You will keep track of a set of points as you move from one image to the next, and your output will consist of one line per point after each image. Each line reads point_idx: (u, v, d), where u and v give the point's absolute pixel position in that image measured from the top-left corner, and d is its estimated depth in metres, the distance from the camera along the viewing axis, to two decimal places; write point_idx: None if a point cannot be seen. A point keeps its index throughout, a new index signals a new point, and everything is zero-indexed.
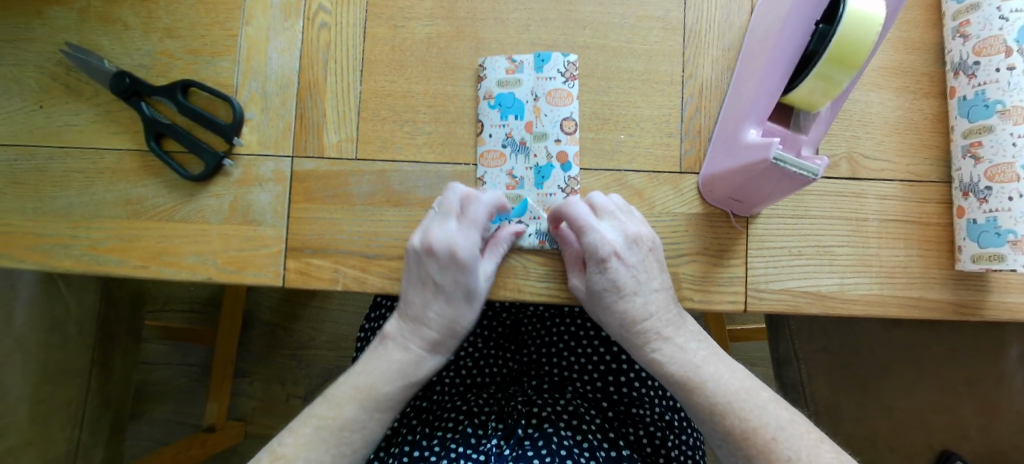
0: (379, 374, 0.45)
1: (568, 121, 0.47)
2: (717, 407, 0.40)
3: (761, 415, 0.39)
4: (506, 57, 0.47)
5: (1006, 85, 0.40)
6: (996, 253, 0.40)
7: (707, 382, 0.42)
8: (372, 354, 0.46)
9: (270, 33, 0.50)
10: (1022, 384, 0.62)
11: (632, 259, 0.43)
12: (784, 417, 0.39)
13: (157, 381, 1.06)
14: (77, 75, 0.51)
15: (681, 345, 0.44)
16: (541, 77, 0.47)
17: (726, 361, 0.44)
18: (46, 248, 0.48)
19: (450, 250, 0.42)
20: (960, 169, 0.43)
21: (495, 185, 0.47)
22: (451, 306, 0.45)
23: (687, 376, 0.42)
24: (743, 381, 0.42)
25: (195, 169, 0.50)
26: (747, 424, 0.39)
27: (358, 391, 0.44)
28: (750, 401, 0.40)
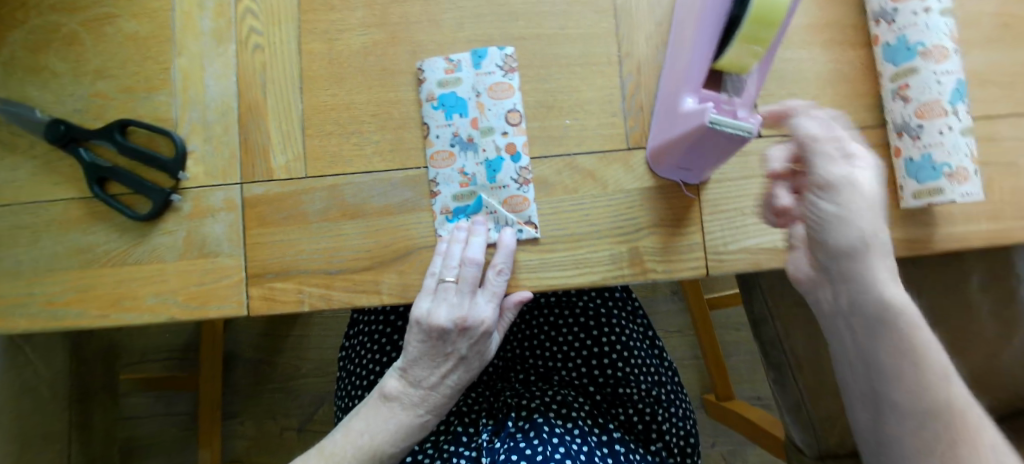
0: (381, 435, 0.47)
1: (513, 114, 0.47)
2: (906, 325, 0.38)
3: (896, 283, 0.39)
4: (443, 58, 0.48)
5: (924, 26, 0.41)
6: (935, 187, 0.41)
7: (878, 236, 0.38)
8: (372, 412, 0.48)
9: (204, 62, 0.49)
10: (988, 311, 0.65)
11: None
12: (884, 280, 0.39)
13: (145, 433, 1.04)
14: (10, 129, 0.50)
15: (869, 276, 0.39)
16: (479, 73, 0.47)
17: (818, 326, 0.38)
18: (2, 311, 0.47)
19: (483, 329, 0.46)
20: (892, 111, 0.45)
21: (448, 184, 0.47)
22: (469, 366, 0.49)
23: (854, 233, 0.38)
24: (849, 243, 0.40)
25: (144, 208, 0.49)
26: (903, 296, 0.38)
27: (360, 450, 0.46)
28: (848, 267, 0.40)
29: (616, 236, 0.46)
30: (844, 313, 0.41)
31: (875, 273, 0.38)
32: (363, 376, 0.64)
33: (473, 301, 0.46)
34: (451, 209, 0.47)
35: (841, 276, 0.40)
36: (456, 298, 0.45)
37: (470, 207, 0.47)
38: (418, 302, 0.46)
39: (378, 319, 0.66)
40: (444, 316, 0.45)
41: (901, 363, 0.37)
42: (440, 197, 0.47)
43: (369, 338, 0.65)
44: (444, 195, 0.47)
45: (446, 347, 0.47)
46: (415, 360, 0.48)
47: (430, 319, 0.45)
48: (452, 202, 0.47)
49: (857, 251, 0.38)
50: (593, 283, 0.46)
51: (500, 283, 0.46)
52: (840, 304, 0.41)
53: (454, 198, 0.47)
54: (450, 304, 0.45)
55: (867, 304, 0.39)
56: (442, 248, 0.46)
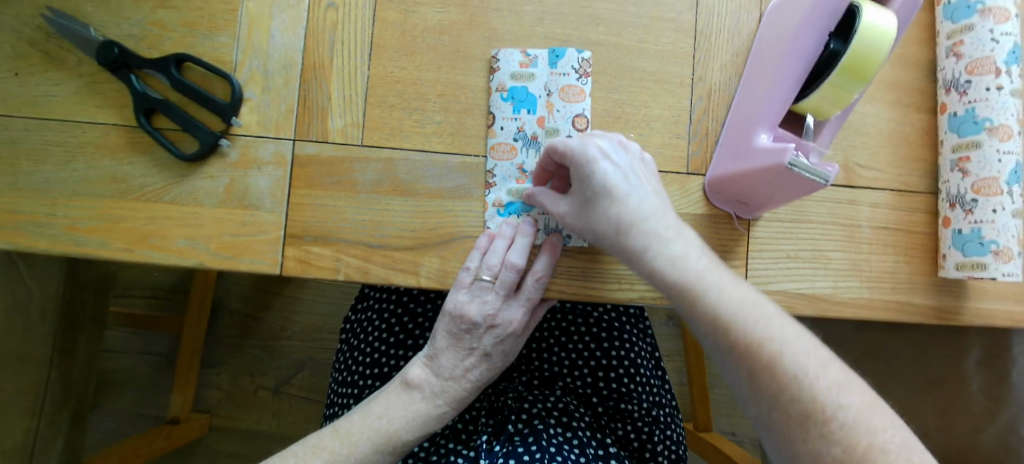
0: (400, 420, 0.46)
1: (580, 118, 0.47)
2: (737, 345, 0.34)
3: (768, 327, 0.34)
4: (520, 51, 0.47)
5: (995, 103, 0.42)
6: (979, 262, 0.43)
7: (708, 291, 0.37)
8: (393, 397, 0.47)
9: (273, 10, 0.48)
10: (979, 387, 0.66)
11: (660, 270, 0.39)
12: (790, 333, 0.34)
13: (117, 371, 1.01)
14: (58, 42, 0.47)
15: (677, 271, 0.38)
16: (552, 74, 0.47)
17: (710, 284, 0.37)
18: (21, 227, 0.45)
19: (509, 328, 0.47)
20: (948, 181, 0.46)
21: (505, 178, 0.46)
22: (494, 366, 0.49)
23: (688, 287, 0.37)
24: (751, 295, 0.36)
25: (188, 148, 0.47)
26: (750, 335, 0.34)
27: (378, 433, 0.45)
28: (758, 310, 0.35)
29: None
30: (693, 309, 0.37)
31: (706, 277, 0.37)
32: (366, 353, 0.63)
33: (506, 301, 0.46)
34: (504, 203, 0.46)
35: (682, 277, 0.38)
36: (492, 297, 0.45)
37: (523, 204, 0.47)
38: (454, 293, 0.45)
39: (389, 297, 0.65)
40: (478, 311, 0.46)
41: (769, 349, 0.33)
42: (494, 189, 0.46)
43: (379, 315, 0.64)
44: (499, 188, 0.47)
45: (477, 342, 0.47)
46: (443, 353, 0.48)
47: (465, 313, 0.45)
48: (506, 196, 0.46)
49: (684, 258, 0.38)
50: (630, 299, 0.46)
51: (534, 287, 0.45)
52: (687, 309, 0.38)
53: (508, 192, 0.46)
54: (481, 302, 0.45)
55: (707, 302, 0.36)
56: (482, 243, 0.45)
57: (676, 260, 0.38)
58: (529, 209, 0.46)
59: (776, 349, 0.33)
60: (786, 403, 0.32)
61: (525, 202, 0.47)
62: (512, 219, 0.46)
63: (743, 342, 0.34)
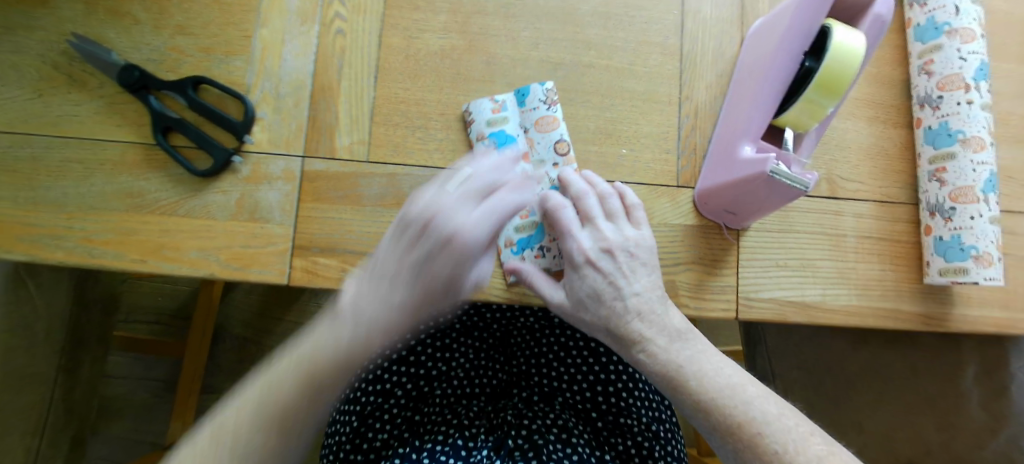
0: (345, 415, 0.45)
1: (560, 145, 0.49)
2: (705, 403, 0.43)
3: (745, 411, 0.41)
4: (489, 99, 0.49)
5: (966, 117, 0.45)
6: (961, 266, 0.44)
7: (689, 380, 0.43)
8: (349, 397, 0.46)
9: (286, 37, 0.51)
10: (977, 402, 0.67)
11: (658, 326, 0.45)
12: (753, 394, 0.43)
13: (116, 395, 1.01)
14: (82, 65, 0.51)
15: (665, 345, 0.44)
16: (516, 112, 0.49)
17: (708, 353, 0.45)
18: (38, 240, 0.47)
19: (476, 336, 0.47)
20: (926, 191, 0.48)
21: None
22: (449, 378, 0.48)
23: (673, 377, 0.44)
24: (732, 377, 0.44)
25: (203, 165, 0.50)
26: (732, 420, 0.41)
27: (298, 363, 0.42)
28: (733, 397, 0.42)
29: None
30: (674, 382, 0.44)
31: (691, 352, 0.45)
32: (368, 368, 0.63)
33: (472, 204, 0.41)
34: (514, 241, 0.48)
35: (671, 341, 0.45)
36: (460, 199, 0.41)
37: (533, 237, 0.48)
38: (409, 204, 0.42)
39: None
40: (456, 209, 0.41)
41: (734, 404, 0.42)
42: (501, 232, 0.49)
43: None
44: (505, 228, 0.48)
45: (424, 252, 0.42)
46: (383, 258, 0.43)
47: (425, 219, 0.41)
48: (515, 234, 0.48)
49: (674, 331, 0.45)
50: None
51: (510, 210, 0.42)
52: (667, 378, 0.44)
53: (515, 230, 0.48)
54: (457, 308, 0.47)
55: (689, 371, 0.44)
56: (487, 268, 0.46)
57: (657, 350, 0.44)
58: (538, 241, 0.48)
59: (745, 405, 0.42)
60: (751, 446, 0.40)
61: (532, 235, 0.48)
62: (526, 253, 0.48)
63: (726, 427, 0.42)
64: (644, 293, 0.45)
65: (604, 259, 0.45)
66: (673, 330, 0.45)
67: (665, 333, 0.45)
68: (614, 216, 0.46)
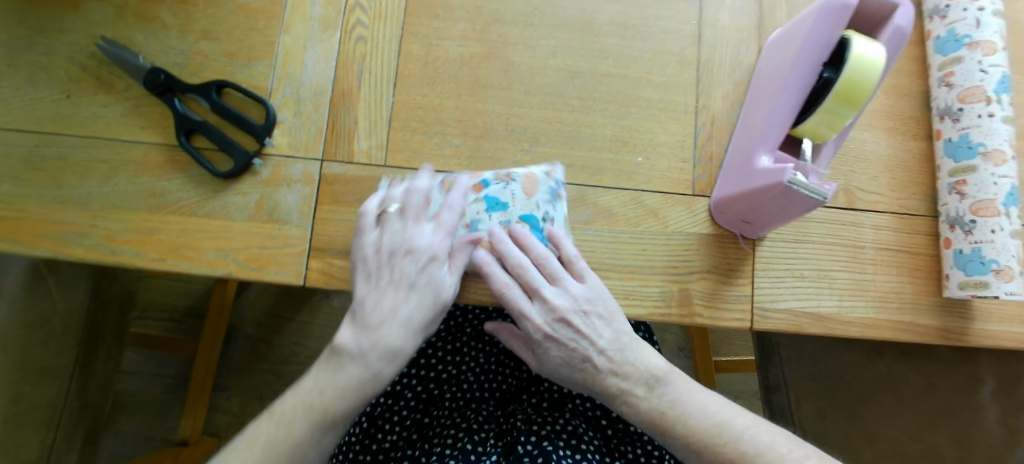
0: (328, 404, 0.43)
1: (529, 188, 0.47)
2: (693, 445, 0.43)
3: (737, 446, 0.42)
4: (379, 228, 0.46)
5: (987, 129, 0.45)
6: (982, 280, 0.44)
7: (675, 424, 0.43)
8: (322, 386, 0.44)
9: (308, 43, 0.52)
10: (994, 418, 0.65)
11: (635, 373, 0.45)
12: (745, 425, 0.43)
13: (128, 392, 1.02)
14: (110, 68, 0.52)
15: (644, 393, 0.44)
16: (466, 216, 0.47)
17: (691, 390, 0.45)
18: (62, 237, 0.48)
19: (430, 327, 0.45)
20: (946, 203, 0.47)
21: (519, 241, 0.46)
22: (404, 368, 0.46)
23: (657, 422, 0.44)
24: (718, 414, 0.44)
25: (223, 166, 0.50)
26: (723, 458, 0.42)
27: (309, 409, 0.42)
28: (722, 434, 0.42)
29: (669, 274, 0.48)
30: (660, 429, 0.44)
31: (676, 394, 0.45)
32: None
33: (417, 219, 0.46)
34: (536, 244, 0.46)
35: (652, 387, 0.45)
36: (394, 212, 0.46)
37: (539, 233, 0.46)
38: (360, 238, 0.45)
39: None
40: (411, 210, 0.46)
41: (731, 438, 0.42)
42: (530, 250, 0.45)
43: None
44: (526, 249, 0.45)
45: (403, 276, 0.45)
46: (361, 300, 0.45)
47: (393, 242, 0.45)
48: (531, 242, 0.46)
49: (652, 376, 0.45)
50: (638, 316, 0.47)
51: (454, 217, 0.46)
52: (653, 425, 0.44)
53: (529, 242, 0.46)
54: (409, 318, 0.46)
55: (673, 418, 0.44)
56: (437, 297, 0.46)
57: (641, 395, 0.44)
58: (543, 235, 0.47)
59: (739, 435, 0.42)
60: None
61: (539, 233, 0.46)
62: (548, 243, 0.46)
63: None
64: (613, 344, 0.45)
65: (561, 328, 0.45)
66: (651, 378, 0.45)
67: (641, 381, 0.45)
68: (556, 279, 0.45)
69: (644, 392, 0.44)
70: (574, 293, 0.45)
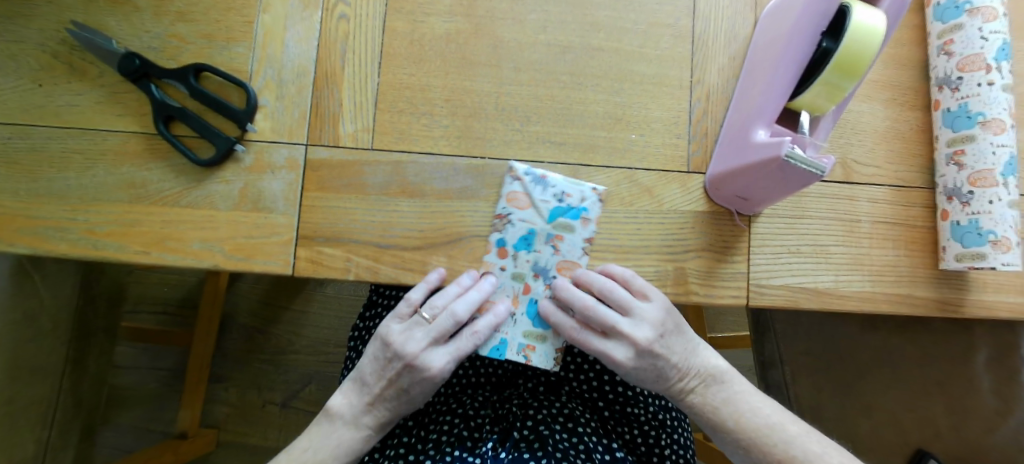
0: (321, 451, 0.48)
1: (523, 201, 0.47)
2: (743, 443, 0.47)
3: (785, 449, 0.45)
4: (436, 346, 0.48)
5: (987, 99, 0.44)
6: (978, 252, 0.44)
7: (727, 421, 0.47)
8: (316, 429, 0.50)
9: (288, 22, 0.50)
10: (988, 385, 0.66)
11: (684, 369, 0.48)
12: (792, 431, 0.46)
13: (124, 386, 1.01)
14: (81, 54, 0.50)
15: (701, 391, 0.48)
16: (516, 289, 0.48)
17: (747, 392, 0.48)
18: (41, 231, 0.46)
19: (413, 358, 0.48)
20: (944, 175, 0.47)
21: (575, 241, 0.48)
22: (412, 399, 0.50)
23: (712, 419, 0.48)
24: (770, 417, 0.47)
25: (205, 154, 0.49)
26: (771, 458, 0.45)
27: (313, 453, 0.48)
28: (774, 436, 0.46)
29: (664, 254, 0.48)
30: (716, 423, 0.48)
31: (729, 393, 0.48)
32: None
33: (430, 345, 0.48)
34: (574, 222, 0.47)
35: (705, 386, 0.48)
36: (421, 334, 0.48)
37: (570, 215, 0.47)
38: (388, 321, 0.49)
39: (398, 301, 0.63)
40: (424, 351, 0.48)
41: (775, 444, 0.46)
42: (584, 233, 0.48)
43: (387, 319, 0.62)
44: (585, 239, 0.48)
45: (393, 375, 0.48)
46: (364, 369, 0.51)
47: (405, 355, 0.48)
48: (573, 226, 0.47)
49: (709, 374, 0.48)
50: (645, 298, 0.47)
51: (468, 311, 0.46)
52: (706, 419, 0.49)
53: (574, 229, 0.48)
54: (408, 338, 0.48)
55: (727, 416, 0.47)
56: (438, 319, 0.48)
57: (699, 396, 0.48)
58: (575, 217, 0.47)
59: (783, 441, 0.46)
60: None
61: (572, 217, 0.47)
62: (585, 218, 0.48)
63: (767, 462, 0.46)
64: (683, 353, 0.48)
65: (647, 356, 0.47)
66: (705, 377, 0.48)
67: (701, 380, 0.48)
68: (631, 310, 0.46)
69: (699, 389, 0.48)
70: (652, 319, 0.46)
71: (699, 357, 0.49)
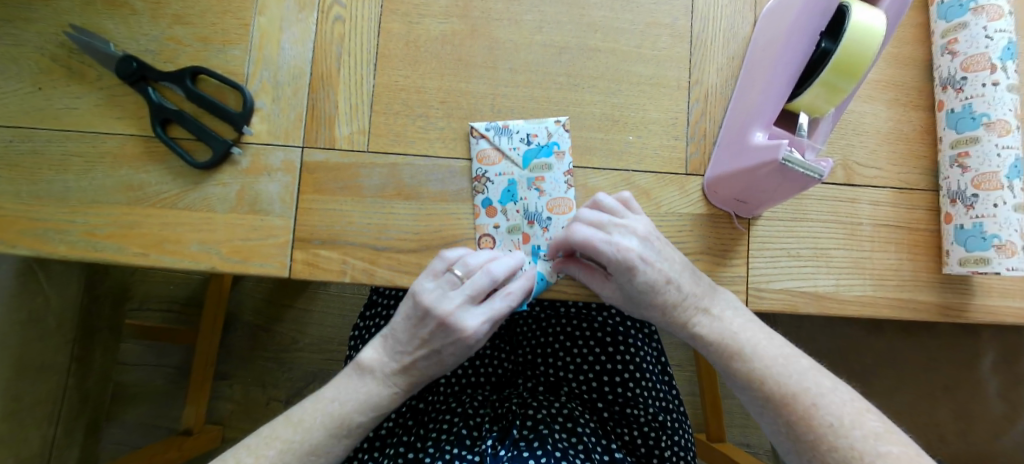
0: (352, 403, 0.46)
1: (494, 156, 0.48)
2: (756, 374, 0.42)
3: (800, 381, 0.41)
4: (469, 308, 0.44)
5: (991, 99, 0.43)
6: (982, 256, 0.43)
7: (743, 348, 0.43)
8: (345, 380, 0.47)
9: (283, 24, 0.50)
10: (996, 391, 0.64)
11: (694, 285, 0.44)
12: (806, 366, 0.43)
13: (131, 383, 1.03)
14: (80, 57, 0.50)
15: (717, 314, 0.44)
16: (516, 241, 0.47)
17: (761, 324, 0.45)
18: (41, 233, 0.47)
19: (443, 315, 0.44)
20: (948, 177, 0.46)
21: (556, 180, 0.48)
22: (443, 366, 0.47)
23: (728, 345, 0.44)
24: (784, 348, 0.44)
25: (202, 157, 0.49)
26: (785, 390, 0.41)
27: (330, 417, 0.45)
28: (788, 366, 0.42)
29: None
30: (728, 348, 0.44)
31: (744, 322, 0.44)
32: None
33: (467, 302, 0.44)
34: (548, 159, 0.48)
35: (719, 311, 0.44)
36: (457, 293, 0.44)
37: (542, 154, 0.48)
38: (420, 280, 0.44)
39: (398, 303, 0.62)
40: (462, 308, 0.44)
41: (789, 375, 0.42)
42: (560, 169, 0.48)
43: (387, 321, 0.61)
44: (563, 175, 0.48)
45: (427, 333, 0.45)
46: (397, 327, 0.47)
47: (443, 312, 0.44)
48: (546, 164, 0.48)
49: (721, 299, 0.45)
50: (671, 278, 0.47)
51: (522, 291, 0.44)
52: (718, 350, 0.44)
53: (549, 167, 0.48)
54: (443, 296, 0.44)
55: (739, 340, 0.44)
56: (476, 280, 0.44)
57: (712, 320, 0.44)
58: (547, 155, 0.48)
59: (797, 371, 0.42)
60: (802, 420, 0.40)
61: (543, 155, 0.48)
62: (556, 153, 0.48)
63: (779, 398, 0.41)
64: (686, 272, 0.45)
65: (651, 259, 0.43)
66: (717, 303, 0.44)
67: (716, 303, 0.44)
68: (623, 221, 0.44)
69: (710, 313, 0.44)
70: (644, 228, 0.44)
71: (711, 284, 0.45)
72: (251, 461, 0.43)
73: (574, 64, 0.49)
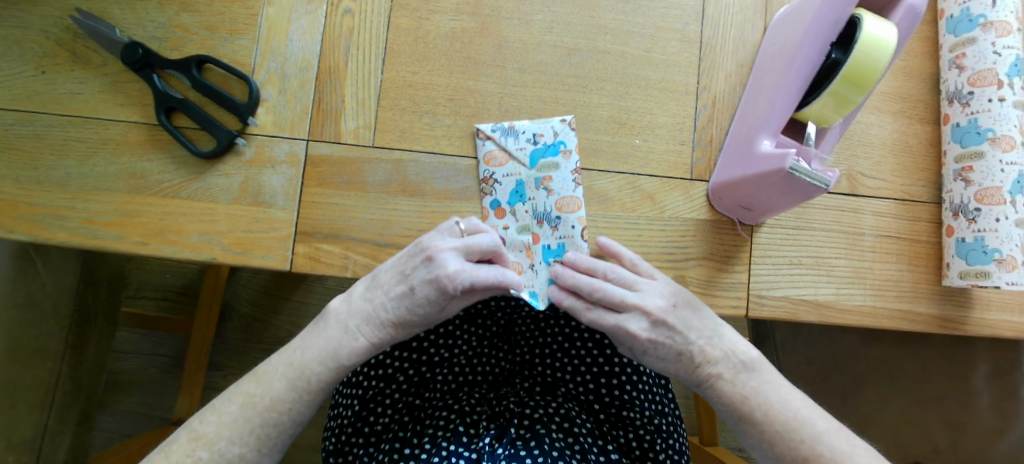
0: (312, 352, 0.45)
1: (501, 157, 0.48)
2: (767, 436, 0.42)
3: (813, 447, 0.41)
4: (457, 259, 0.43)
5: (997, 114, 0.43)
6: (983, 270, 0.43)
7: (755, 411, 0.43)
8: (310, 329, 0.47)
9: (292, 15, 0.49)
10: (988, 402, 0.64)
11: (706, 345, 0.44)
12: (822, 429, 0.42)
13: (124, 371, 1.02)
14: (86, 43, 0.49)
15: (731, 377, 0.44)
16: (526, 242, 0.47)
17: (776, 383, 0.44)
18: (40, 219, 0.46)
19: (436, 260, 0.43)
20: (951, 191, 0.46)
21: (564, 178, 0.47)
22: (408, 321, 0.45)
23: (738, 408, 0.44)
24: (801, 410, 0.43)
25: (206, 146, 0.49)
26: (796, 452, 0.41)
27: (289, 368, 0.44)
28: (802, 431, 0.42)
29: (664, 261, 0.47)
30: (738, 410, 0.44)
31: (757, 384, 0.44)
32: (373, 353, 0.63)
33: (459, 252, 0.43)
34: (554, 157, 0.48)
35: (733, 373, 0.44)
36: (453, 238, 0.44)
37: (548, 153, 0.48)
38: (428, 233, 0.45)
39: None
40: (451, 249, 0.43)
41: (801, 438, 0.41)
42: (567, 167, 0.48)
43: None
44: (570, 174, 0.48)
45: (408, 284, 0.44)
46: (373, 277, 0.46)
47: (427, 249, 0.43)
48: (552, 162, 0.48)
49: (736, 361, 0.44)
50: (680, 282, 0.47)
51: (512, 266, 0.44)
52: (729, 410, 0.44)
53: (557, 165, 0.48)
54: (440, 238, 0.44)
55: (752, 403, 0.43)
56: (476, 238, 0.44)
57: (724, 381, 0.44)
58: (554, 153, 0.48)
59: (812, 434, 0.41)
60: None
61: (550, 154, 0.48)
62: (563, 151, 0.48)
63: (792, 459, 0.41)
64: (703, 332, 0.44)
65: (658, 329, 0.43)
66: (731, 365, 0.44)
67: (731, 365, 0.44)
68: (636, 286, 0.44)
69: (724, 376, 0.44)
70: (660, 290, 0.44)
71: (727, 340, 0.45)
72: (212, 419, 0.42)
73: (582, 65, 0.49)
